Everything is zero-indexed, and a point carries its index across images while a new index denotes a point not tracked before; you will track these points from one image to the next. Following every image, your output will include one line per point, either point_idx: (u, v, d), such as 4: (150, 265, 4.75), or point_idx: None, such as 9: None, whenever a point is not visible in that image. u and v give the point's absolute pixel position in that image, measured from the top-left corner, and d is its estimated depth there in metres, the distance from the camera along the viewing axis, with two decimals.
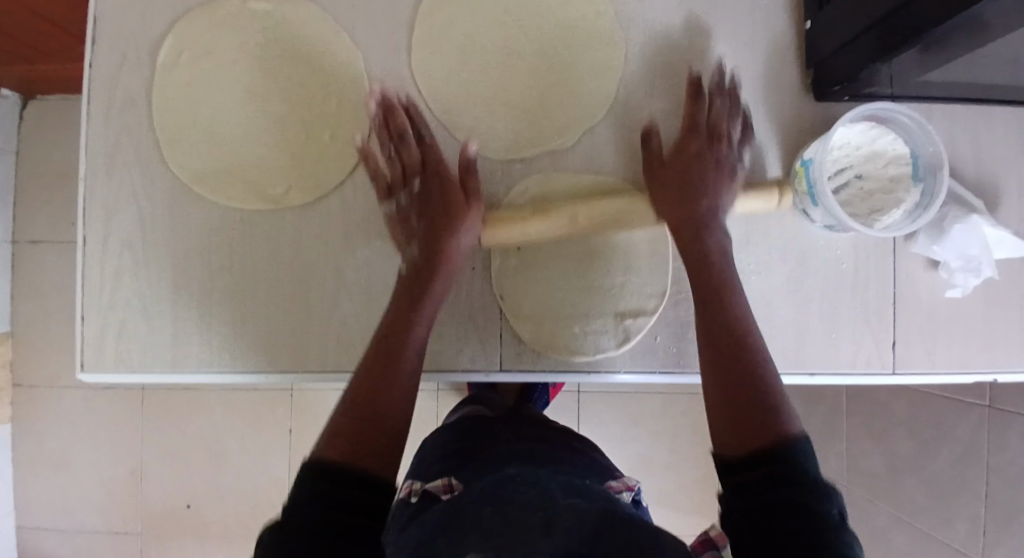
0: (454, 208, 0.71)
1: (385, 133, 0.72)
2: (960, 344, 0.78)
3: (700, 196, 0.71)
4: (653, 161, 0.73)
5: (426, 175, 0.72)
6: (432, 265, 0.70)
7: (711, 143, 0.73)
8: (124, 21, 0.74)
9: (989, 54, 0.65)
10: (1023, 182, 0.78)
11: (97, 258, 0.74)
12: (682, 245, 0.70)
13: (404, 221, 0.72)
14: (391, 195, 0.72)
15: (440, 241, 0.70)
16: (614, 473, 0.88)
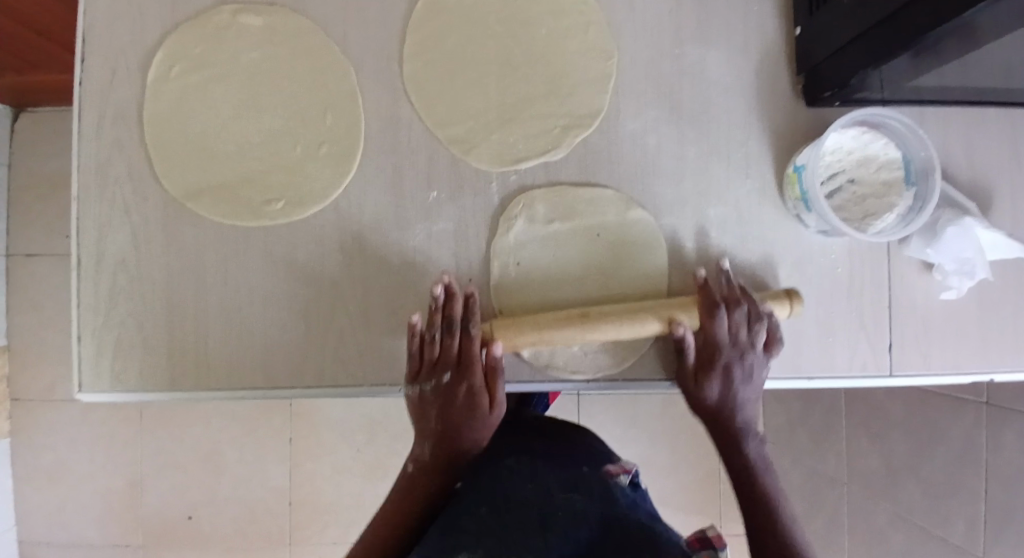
0: (478, 417, 0.73)
1: (432, 318, 0.71)
2: (956, 346, 0.79)
3: (713, 380, 0.74)
4: (687, 376, 0.74)
5: (458, 371, 0.72)
6: (444, 458, 0.75)
7: (737, 361, 0.73)
8: (114, 38, 0.74)
9: (980, 57, 0.65)
10: (1015, 184, 0.78)
11: (91, 277, 0.74)
12: (697, 397, 0.75)
13: (426, 406, 0.73)
14: (417, 383, 0.72)
15: (463, 439, 0.74)
16: (613, 458, 0.87)
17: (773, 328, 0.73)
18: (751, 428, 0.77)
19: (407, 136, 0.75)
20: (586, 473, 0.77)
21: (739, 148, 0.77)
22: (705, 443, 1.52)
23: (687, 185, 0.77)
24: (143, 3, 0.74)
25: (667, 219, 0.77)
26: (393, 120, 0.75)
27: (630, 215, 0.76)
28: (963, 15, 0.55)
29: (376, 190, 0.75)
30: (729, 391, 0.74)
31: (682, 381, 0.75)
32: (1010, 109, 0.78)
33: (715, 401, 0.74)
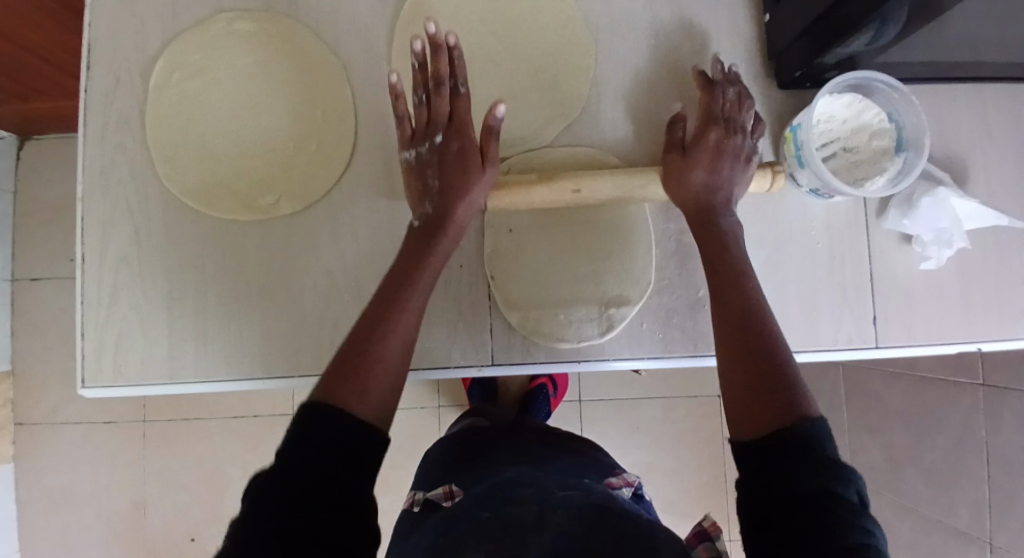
0: (472, 171, 0.71)
1: (420, 79, 0.71)
2: (940, 318, 0.80)
3: (702, 166, 0.71)
4: (675, 150, 0.74)
5: (449, 131, 0.72)
6: (448, 213, 0.71)
7: (729, 133, 0.73)
8: (116, 46, 0.78)
9: (940, 30, 0.68)
10: (986, 156, 0.81)
11: (95, 274, 0.76)
12: (683, 179, 0.72)
13: (421, 169, 0.72)
14: (413, 145, 0.72)
15: (455, 189, 0.71)
16: (614, 468, 0.88)
17: (753, 111, 0.75)
18: (739, 237, 0.70)
19: (397, 130, 0.78)
20: (588, 481, 0.78)
21: None
22: (708, 445, 1.52)
23: None
24: (143, 14, 0.78)
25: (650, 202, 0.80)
26: (383, 115, 0.79)
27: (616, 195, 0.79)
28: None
29: (367, 182, 0.78)
30: (719, 171, 0.71)
31: (670, 152, 0.74)
32: (976, 84, 0.81)
33: (700, 181, 0.71)
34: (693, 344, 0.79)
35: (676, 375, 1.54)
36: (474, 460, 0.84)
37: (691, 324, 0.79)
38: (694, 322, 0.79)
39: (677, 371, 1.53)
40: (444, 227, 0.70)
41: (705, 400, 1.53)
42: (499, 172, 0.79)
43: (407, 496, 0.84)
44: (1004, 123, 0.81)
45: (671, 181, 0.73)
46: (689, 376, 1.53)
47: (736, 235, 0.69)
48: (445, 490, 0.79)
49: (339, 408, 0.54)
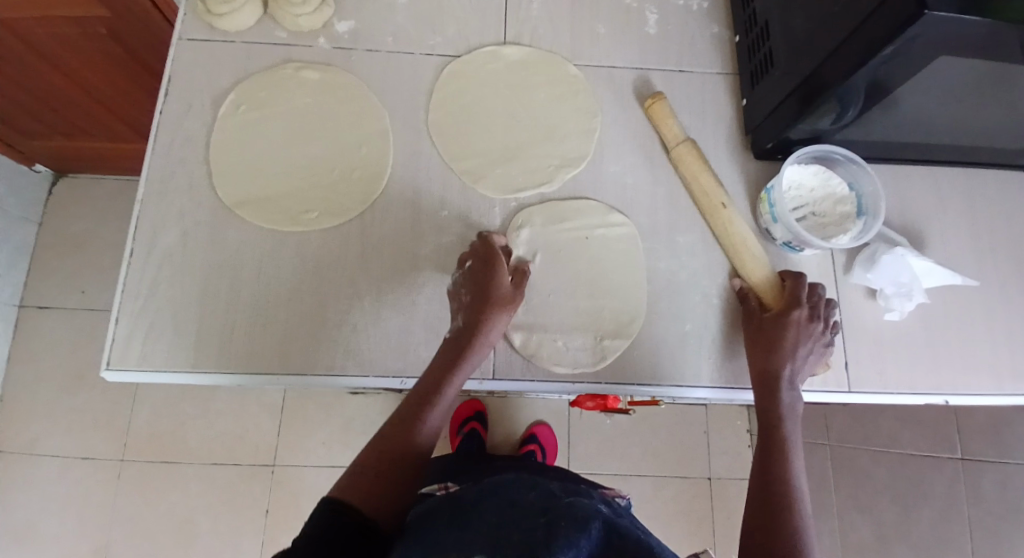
0: (497, 290, 0.79)
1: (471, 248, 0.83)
2: (908, 367, 0.88)
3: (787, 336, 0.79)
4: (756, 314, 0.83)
5: (482, 260, 0.81)
6: (472, 338, 0.78)
7: (810, 321, 0.80)
8: (193, 80, 0.91)
9: (888, 114, 0.83)
10: (938, 226, 0.94)
11: (138, 267, 0.83)
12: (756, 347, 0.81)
13: (457, 294, 0.81)
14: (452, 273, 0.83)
15: (484, 313, 0.78)
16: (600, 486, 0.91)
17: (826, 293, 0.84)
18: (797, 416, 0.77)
19: (427, 166, 0.90)
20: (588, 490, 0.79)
21: None
22: (697, 527, 1.50)
23: (661, 216, 0.91)
24: (221, 58, 0.92)
25: (645, 244, 0.90)
26: (416, 154, 0.91)
27: (615, 235, 0.90)
28: (870, 66, 0.72)
29: (396, 206, 0.88)
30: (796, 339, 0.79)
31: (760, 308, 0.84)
32: (925, 166, 0.95)
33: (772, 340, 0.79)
34: (680, 375, 0.85)
35: (666, 452, 1.55)
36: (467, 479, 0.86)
37: (679, 356, 0.86)
38: (680, 354, 0.86)
39: (667, 449, 1.55)
40: (478, 317, 0.78)
41: (694, 480, 1.53)
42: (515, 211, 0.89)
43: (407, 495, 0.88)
44: (951, 199, 0.95)
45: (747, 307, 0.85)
46: (678, 454, 1.55)
47: (795, 411, 0.77)
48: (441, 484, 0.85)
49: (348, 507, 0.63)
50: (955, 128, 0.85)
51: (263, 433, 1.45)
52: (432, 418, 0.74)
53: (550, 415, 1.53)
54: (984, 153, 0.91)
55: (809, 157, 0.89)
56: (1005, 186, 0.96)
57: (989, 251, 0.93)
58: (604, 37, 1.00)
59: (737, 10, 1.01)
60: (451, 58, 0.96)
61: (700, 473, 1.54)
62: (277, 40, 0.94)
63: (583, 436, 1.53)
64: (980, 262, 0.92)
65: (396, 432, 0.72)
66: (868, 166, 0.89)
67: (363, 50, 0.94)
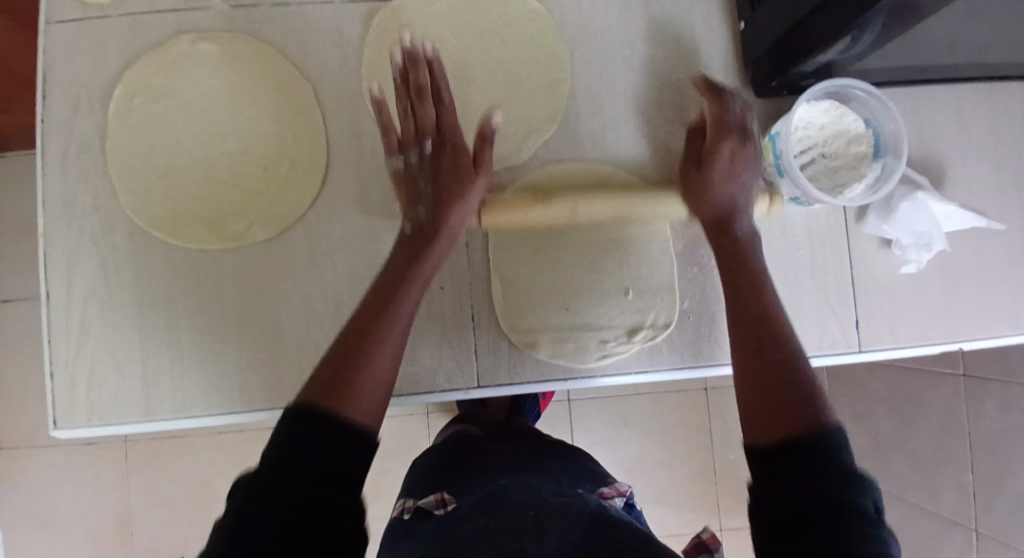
0: (464, 178, 0.71)
1: (404, 88, 0.70)
2: (922, 315, 0.81)
3: (468, 171, 0.71)
4: (691, 161, 0.75)
5: (439, 139, 0.71)
6: (437, 224, 0.70)
7: (742, 143, 0.73)
8: (72, 72, 0.75)
9: (918, 37, 0.68)
10: (962, 154, 0.81)
11: (63, 312, 0.74)
12: (705, 192, 0.73)
13: (413, 181, 0.71)
14: (403, 151, 0.71)
15: (451, 216, 0.70)
16: (605, 477, 0.88)
17: (441, 88, 0.70)
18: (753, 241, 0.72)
19: (372, 150, 0.77)
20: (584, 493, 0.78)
21: None
22: (696, 435, 1.52)
23: (650, 178, 0.79)
24: (99, 39, 0.75)
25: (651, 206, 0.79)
26: (355, 135, 0.76)
27: (598, 178, 0.78)
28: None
29: (343, 204, 0.76)
30: (734, 176, 0.72)
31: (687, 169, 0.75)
32: (952, 83, 0.81)
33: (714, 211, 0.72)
34: (682, 355, 0.79)
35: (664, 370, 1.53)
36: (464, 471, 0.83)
37: (677, 334, 0.79)
38: (679, 332, 0.79)
39: None
40: (438, 234, 0.70)
41: (692, 392, 1.53)
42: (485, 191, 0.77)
43: (398, 503, 0.83)
44: (981, 121, 0.82)
45: (444, 129, 0.71)
46: None
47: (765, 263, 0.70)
48: (437, 498, 0.78)
49: (325, 412, 0.55)
50: (998, 43, 0.70)
51: None
52: (382, 358, 0.61)
53: None
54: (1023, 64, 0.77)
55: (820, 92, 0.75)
56: None
57: (1017, 177, 0.82)
58: None
59: None
60: (381, 6, 0.78)
61: (698, 385, 1.54)
62: (162, 5, 0.75)
63: None
64: (1008, 193, 0.82)
65: (346, 377, 0.58)
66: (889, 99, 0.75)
67: (271, 7, 0.76)
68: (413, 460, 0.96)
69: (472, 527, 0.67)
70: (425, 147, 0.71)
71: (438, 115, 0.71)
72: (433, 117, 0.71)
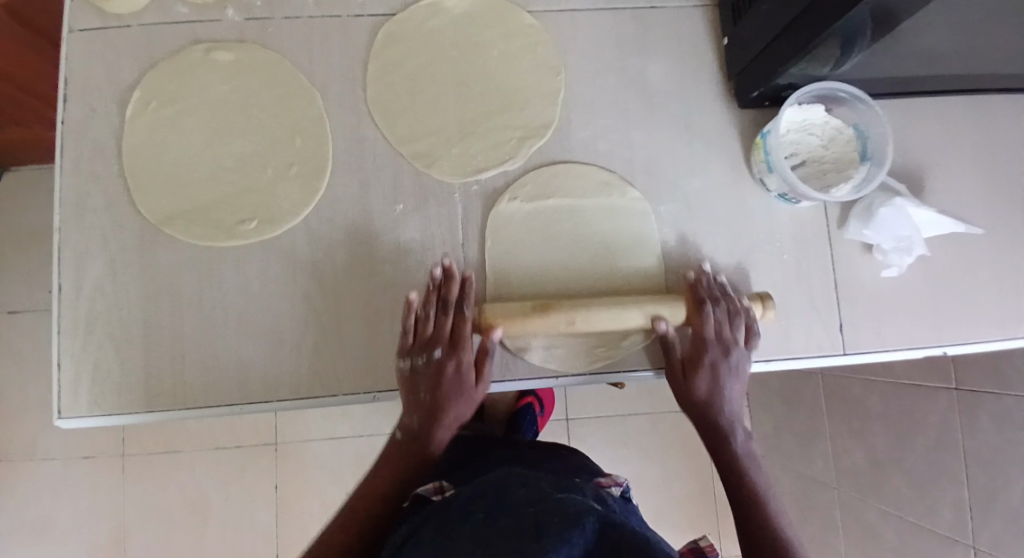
0: (465, 380, 0.73)
1: (431, 297, 0.73)
2: (906, 320, 0.83)
3: (472, 383, 0.74)
4: (676, 371, 0.76)
5: (448, 349, 0.72)
6: (429, 430, 0.73)
7: (725, 360, 0.75)
8: (92, 78, 0.79)
9: (892, 47, 0.72)
10: (941, 163, 0.85)
11: (70, 304, 0.76)
12: (687, 392, 0.76)
13: (417, 381, 0.73)
14: (409, 356, 0.73)
15: (445, 400, 0.73)
16: (602, 471, 0.93)
17: (466, 284, 0.74)
18: (738, 413, 0.77)
19: (373, 154, 0.80)
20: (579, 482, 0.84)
21: (683, 148, 0.84)
22: (695, 456, 1.52)
23: (640, 184, 0.83)
24: (120, 47, 0.80)
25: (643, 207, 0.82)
26: (357, 139, 0.80)
27: (591, 177, 0.82)
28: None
29: (345, 204, 0.79)
30: (718, 386, 0.75)
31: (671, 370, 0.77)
32: (928, 97, 0.85)
33: (704, 396, 0.75)
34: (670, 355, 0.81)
35: (663, 390, 1.54)
36: (464, 473, 0.88)
37: (665, 336, 0.82)
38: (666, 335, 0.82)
39: (662, 385, 1.53)
40: (439, 415, 0.73)
41: None
42: (482, 193, 0.81)
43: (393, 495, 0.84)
44: (958, 133, 0.85)
45: (452, 360, 0.72)
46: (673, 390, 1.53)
47: (737, 420, 0.76)
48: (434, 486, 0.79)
49: None
50: (969, 55, 0.74)
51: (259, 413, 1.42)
52: (443, 431, 0.74)
53: None
54: (994, 77, 0.81)
55: (811, 95, 0.79)
56: (1017, 112, 0.87)
57: (993, 186, 0.85)
58: None
59: None
60: (386, 21, 0.83)
61: None
62: (180, 17, 0.80)
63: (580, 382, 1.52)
64: (987, 201, 0.85)
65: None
66: (876, 105, 0.79)
67: (281, 19, 0.81)
68: None
69: (470, 518, 0.67)
70: (434, 331, 0.73)
71: (457, 329, 0.73)
72: (447, 331, 0.73)
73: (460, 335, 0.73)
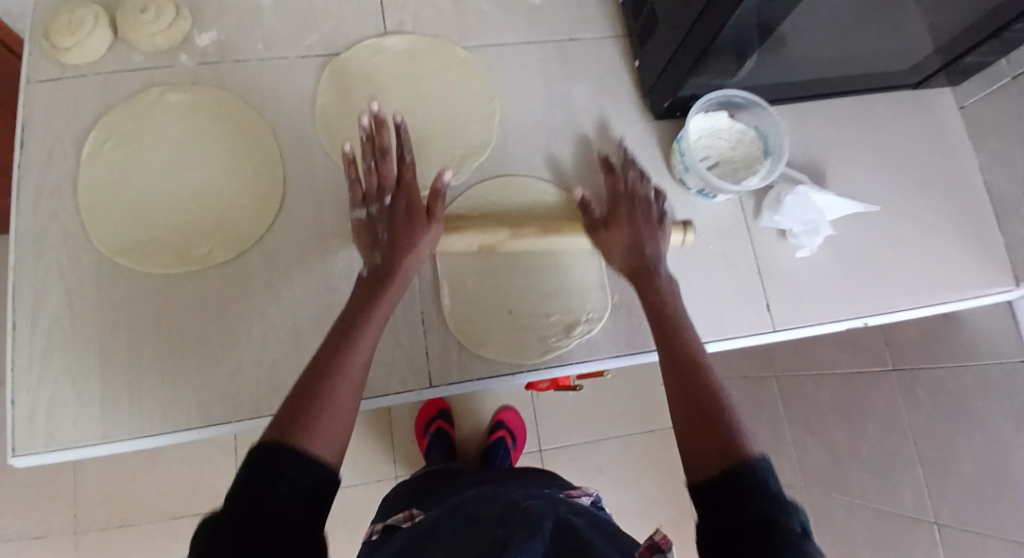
0: (418, 227, 0.75)
1: (368, 147, 0.75)
2: (827, 296, 0.90)
3: (425, 226, 0.75)
4: (597, 227, 0.81)
5: (398, 192, 0.76)
6: (393, 267, 0.72)
7: (634, 205, 0.81)
8: (49, 124, 0.83)
9: (775, 56, 0.82)
10: (837, 156, 0.96)
11: (25, 341, 0.76)
12: (608, 246, 0.80)
13: (373, 227, 0.75)
14: (365, 205, 0.76)
15: (406, 253, 0.73)
16: (571, 484, 0.93)
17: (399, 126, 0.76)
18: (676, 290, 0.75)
19: (325, 178, 0.85)
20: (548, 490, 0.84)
21: (611, 156, 0.92)
22: (669, 476, 1.53)
23: (576, 190, 0.90)
24: (77, 96, 0.84)
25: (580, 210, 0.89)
26: (309, 166, 0.86)
27: (531, 187, 0.89)
28: (747, 8, 0.70)
29: (299, 225, 0.83)
30: (639, 239, 0.79)
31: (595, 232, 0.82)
32: (818, 101, 0.97)
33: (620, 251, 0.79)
34: (618, 345, 0.85)
35: (631, 413, 1.56)
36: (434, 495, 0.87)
37: (612, 327, 0.86)
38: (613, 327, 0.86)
39: (629, 408, 1.56)
40: (394, 273, 0.72)
41: (660, 432, 1.55)
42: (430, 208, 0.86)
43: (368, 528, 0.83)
44: (848, 130, 0.97)
45: (399, 201, 0.75)
46: (640, 412, 1.56)
47: (672, 288, 0.75)
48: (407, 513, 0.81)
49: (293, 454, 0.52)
50: (841, 58, 0.86)
51: (218, 475, 1.32)
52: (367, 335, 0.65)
53: (513, 397, 1.51)
54: (870, 78, 0.94)
55: (713, 104, 0.89)
56: (896, 109, 0.99)
57: (885, 173, 0.96)
58: (490, 13, 0.96)
59: None
60: (331, 60, 0.90)
61: (666, 424, 1.56)
62: (135, 65, 0.86)
63: (549, 412, 1.52)
64: (882, 186, 0.96)
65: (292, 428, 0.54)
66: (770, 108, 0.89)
67: (233, 62, 0.88)
68: (387, 493, 1.00)
69: (438, 539, 0.67)
70: (382, 177, 0.76)
71: (382, 136, 0.75)
72: (394, 180, 0.76)
73: (409, 195, 0.76)
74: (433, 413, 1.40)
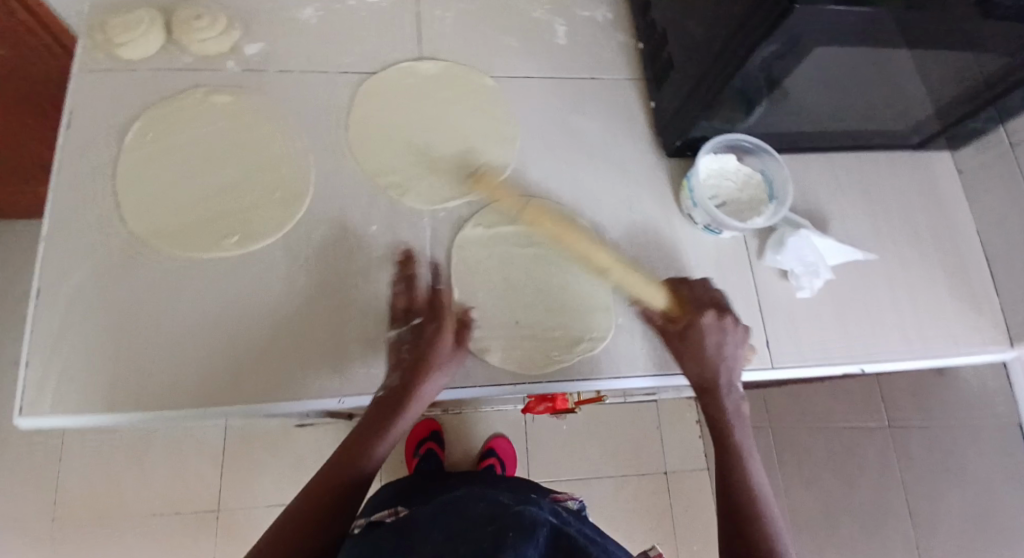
0: (440, 347, 0.76)
1: (399, 278, 0.83)
2: (825, 337, 0.93)
3: (448, 341, 0.77)
4: (674, 333, 0.81)
5: (427, 313, 0.79)
6: (411, 391, 0.73)
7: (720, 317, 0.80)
8: (97, 112, 0.88)
9: (782, 107, 0.88)
10: (838, 206, 1.01)
11: (46, 310, 0.79)
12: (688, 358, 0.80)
13: (402, 344, 0.78)
14: (395, 325, 0.80)
15: (427, 374, 0.75)
16: (553, 492, 0.94)
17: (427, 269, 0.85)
18: (740, 412, 0.78)
19: (350, 183, 0.90)
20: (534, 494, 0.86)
21: (622, 188, 0.97)
22: (658, 522, 1.51)
23: (587, 215, 0.94)
24: (127, 88, 0.90)
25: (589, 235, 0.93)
26: (337, 171, 0.90)
27: (544, 209, 0.93)
28: (757, 61, 0.76)
29: (321, 225, 0.87)
30: (721, 347, 0.80)
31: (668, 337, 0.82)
32: (821, 153, 1.03)
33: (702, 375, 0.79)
34: (617, 366, 0.87)
35: (624, 454, 1.55)
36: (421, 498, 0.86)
37: (612, 348, 0.88)
38: (613, 347, 0.88)
39: (623, 449, 1.55)
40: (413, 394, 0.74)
41: (651, 476, 1.54)
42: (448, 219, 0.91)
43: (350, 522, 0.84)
44: (849, 182, 1.02)
45: (428, 327, 0.77)
46: (633, 454, 1.55)
47: (738, 413, 0.78)
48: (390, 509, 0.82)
49: None
50: (844, 113, 0.91)
51: (201, 482, 1.31)
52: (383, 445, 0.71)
53: (507, 427, 1.51)
54: (870, 135, 0.99)
55: (721, 146, 0.94)
56: (895, 168, 1.05)
57: (883, 225, 1.01)
58: (517, 48, 1.03)
59: (638, 21, 1.06)
60: (367, 77, 0.96)
61: (658, 469, 1.55)
62: (184, 65, 0.92)
63: (542, 445, 1.52)
64: (880, 237, 1.00)
65: (336, 489, 0.67)
66: (775, 154, 0.94)
67: (276, 71, 0.94)
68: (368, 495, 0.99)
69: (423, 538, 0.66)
70: (413, 303, 0.81)
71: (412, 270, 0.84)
72: (424, 303, 0.80)
73: (435, 315, 0.78)
74: (425, 435, 1.41)
